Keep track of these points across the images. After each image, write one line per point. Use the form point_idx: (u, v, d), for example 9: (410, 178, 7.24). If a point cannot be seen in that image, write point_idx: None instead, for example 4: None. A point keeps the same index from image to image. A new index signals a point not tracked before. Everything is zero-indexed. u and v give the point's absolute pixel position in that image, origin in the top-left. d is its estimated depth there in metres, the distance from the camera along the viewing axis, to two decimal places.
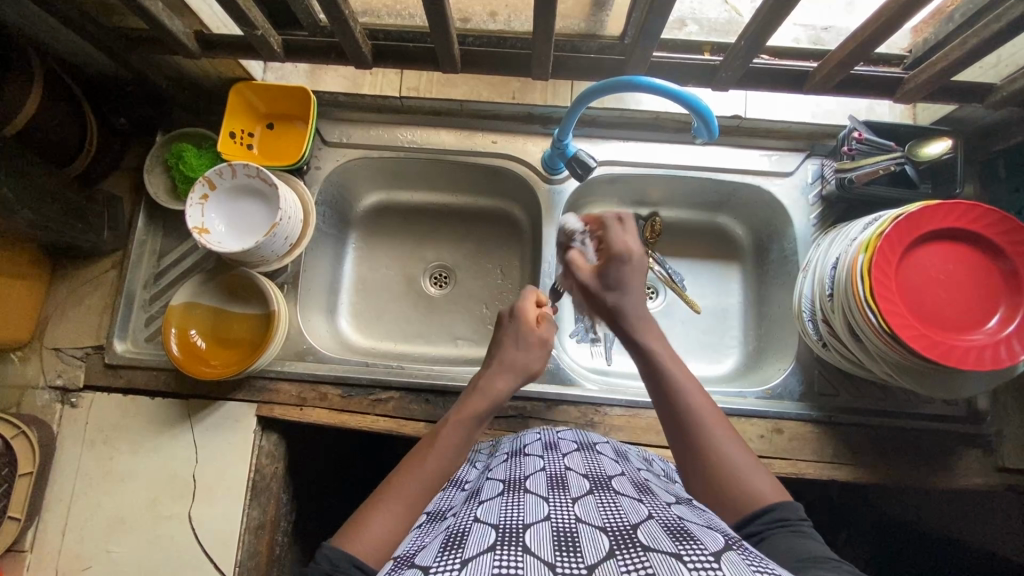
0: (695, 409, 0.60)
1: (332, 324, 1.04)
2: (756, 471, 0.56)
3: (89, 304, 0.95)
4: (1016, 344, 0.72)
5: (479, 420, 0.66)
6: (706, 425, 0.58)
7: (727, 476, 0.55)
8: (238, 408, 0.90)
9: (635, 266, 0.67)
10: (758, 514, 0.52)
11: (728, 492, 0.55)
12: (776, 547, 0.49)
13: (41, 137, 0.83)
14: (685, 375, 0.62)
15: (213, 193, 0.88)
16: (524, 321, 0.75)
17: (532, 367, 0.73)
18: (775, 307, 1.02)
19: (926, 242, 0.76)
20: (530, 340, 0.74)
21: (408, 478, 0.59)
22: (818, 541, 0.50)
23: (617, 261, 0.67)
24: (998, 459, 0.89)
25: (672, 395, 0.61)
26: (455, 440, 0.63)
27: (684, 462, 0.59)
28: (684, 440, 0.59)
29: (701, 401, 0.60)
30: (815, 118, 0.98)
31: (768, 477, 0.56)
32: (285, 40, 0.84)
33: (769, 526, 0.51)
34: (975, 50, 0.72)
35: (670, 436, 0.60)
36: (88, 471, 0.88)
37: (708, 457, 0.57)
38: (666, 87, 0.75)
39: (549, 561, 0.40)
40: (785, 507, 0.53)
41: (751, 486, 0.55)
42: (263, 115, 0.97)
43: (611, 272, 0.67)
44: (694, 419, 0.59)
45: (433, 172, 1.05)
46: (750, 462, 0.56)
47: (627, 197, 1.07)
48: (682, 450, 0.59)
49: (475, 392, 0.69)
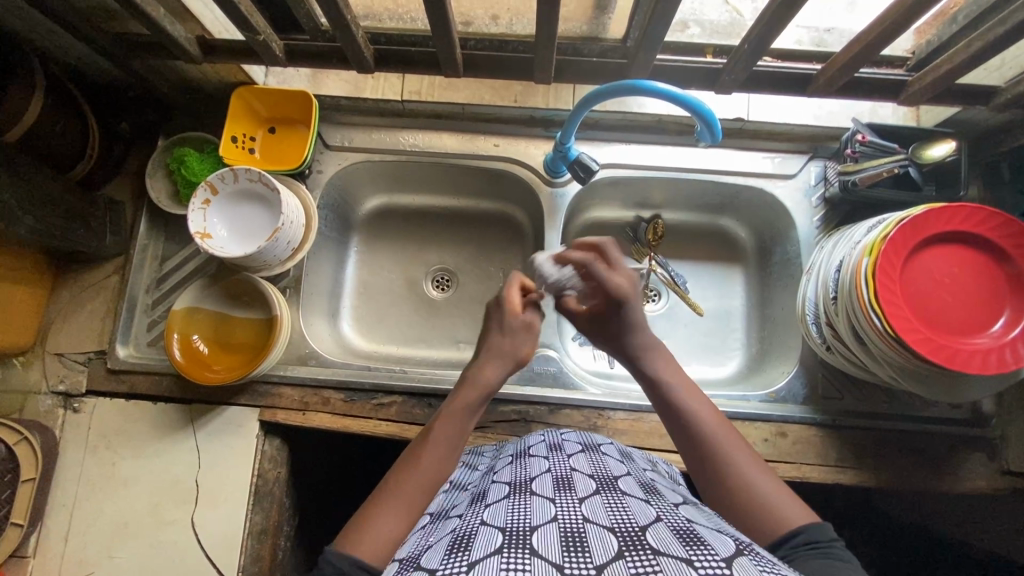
0: (719, 438, 0.60)
1: (334, 328, 1.04)
2: (783, 494, 0.56)
3: (91, 308, 0.95)
4: (1021, 346, 0.72)
5: (470, 412, 0.68)
6: (727, 452, 0.59)
7: (747, 495, 0.56)
8: (241, 412, 0.90)
9: (633, 303, 0.71)
10: (788, 537, 0.52)
11: (756, 516, 0.55)
12: (805, 567, 0.49)
13: (44, 142, 0.83)
14: (704, 406, 0.64)
15: (215, 197, 0.88)
16: (509, 308, 0.74)
17: (521, 351, 0.73)
18: (779, 310, 1.02)
19: (930, 245, 0.76)
20: (513, 326, 0.73)
21: (405, 476, 0.60)
22: (846, 562, 0.50)
23: (618, 305, 0.71)
24: (1003, 463, 0.89)
25: (692, 424, 0.62)
26: (446, 434, 0.64)
27: (709, 488, 0.59)
28: (702, 462, 0.60)
29: (721, 430, 0.61)
30: (818, 120, 0.98)
31: (795, 500, 0.56)
32: (287, 45, 0.84)
33: (797, 550, 0.51)
34: (981, 52, 0.71)
35: (688, 460, 0.62)
36: (91, 476, 0.88)
37: (733, 482, 0.57)
38: (669, 91, 0.74)
39: (557, 563, 0.40)
40: (815, 528, 0.52)
41: (771, 503, 0.55)
42: (264, 119, 0.97)
43: (614, 315, 0.71)
44: (711, 440, 0.60)
45: (434, 175, 1.04)
46: (778, 486, 0.56)
47: (629, 200, 1.06)
48: (706, 476, 0.59)
49: (464, 385, 0.70)
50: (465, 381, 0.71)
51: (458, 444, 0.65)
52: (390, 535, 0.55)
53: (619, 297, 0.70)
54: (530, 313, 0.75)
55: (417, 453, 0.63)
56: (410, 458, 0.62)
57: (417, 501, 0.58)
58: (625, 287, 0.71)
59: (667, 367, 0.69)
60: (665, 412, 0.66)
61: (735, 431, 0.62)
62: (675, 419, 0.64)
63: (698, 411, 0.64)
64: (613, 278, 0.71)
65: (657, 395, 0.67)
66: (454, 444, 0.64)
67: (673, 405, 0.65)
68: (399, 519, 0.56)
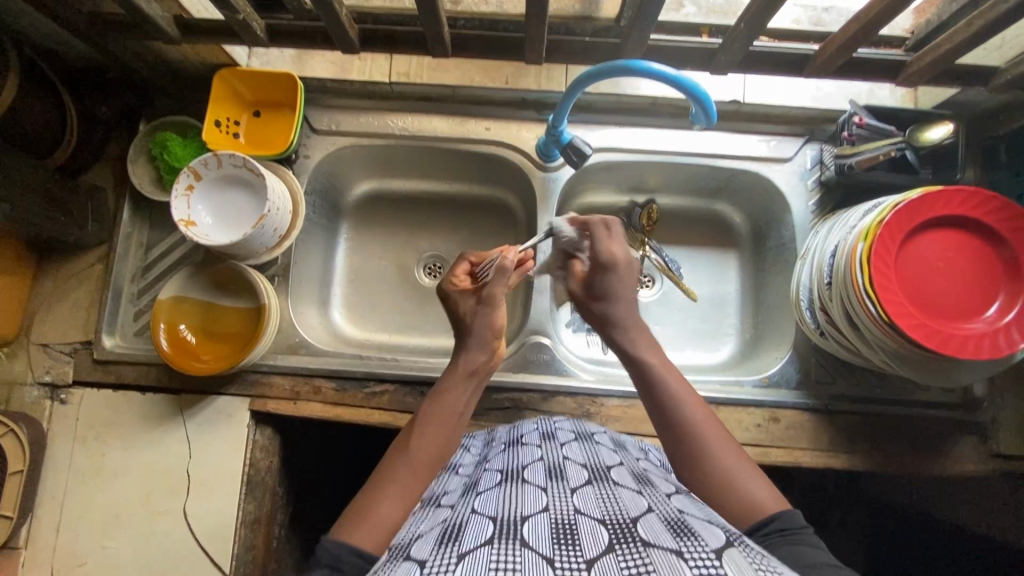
0: (695, 422, 0.60)
1: (325, 317, 1.02)
2: (757, 481, 0.56)
3: (76, 298, 0.93)
4: (1014, 332, 0.71)
5: (459, 393, 0.69)
6: (702, 437, 0.59)
7: (724, 481, 0.56)
8: (231, 402, 0.89)
9: (622, 274, 0.71)
10: (761, 524, 0.52)
11: (729, 502, 0.55)
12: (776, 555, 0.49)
13: (18, 127, 0.80)
14: (682, 388, 0.63)
15: (198, 183, 0.86)
16: (455, 291, 0.76)
17: (495, 322, 0.73)
18: (774, 294, 1.01)
19: (925, 230, 0.75)
20: (472, 305, 0.74)
21: (398, 461, 0.61)
22: (817, 548, 0.50)
23: (604, 270, 0.71)
24: (994, 445, 0.89)
25: (669, 407, 0.62)
26: (438, 415, 0.66)
27: (683, 471, 0.59)
28: (681, 449, 0.59)
29: (697, 413, 0.61)
30: (815, 102, 0.95)
31: (769, 487, 0.56)
32: (269, 24, 0.80)
33: (770, 536, 0.51)
34: (982, 31, 0.70)
35: (668, 450, 0.61)
36: (80, 467, 0.87)
37: (707, 467, 0.57)
38: (665, 72, 0.72)
39: (547, 555, 0.39)
40: (788, 514, 0.52)
41: (745, 492, 0.55)
42: (249, 102, 0.94)
43: (599, 280, 0.72)
44: (688, 424, 0.60)
45: (425, 159, 1.02)
46: (752, 473, 0.56)
47: (624, 183, 1.05)
48: (682, 461, 0.59)
49: (449, 369, 0.72)
50: (454, 362, 0.72)
51: (453, 425, 0.66)
52: (386, 518, 0.55)
53: (607, 263, 0.71)
54: (496, 282, 0.73)
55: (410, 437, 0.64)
56: (406, 443, 0.63)
57: (411, 483, 0.59)
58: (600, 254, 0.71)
59: (648, 345, 0.68)
60: (644, 394, 0.65)
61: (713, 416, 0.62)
62: (654, 401, 0.64)
63: (678, 395, 0.62)
64: (607, 245, 0.71)
65: (639, 375, 0.66)
66: (447, 426, 0.66)
67: (653, 391, 0.64)
68: (395, 502, 0.57)
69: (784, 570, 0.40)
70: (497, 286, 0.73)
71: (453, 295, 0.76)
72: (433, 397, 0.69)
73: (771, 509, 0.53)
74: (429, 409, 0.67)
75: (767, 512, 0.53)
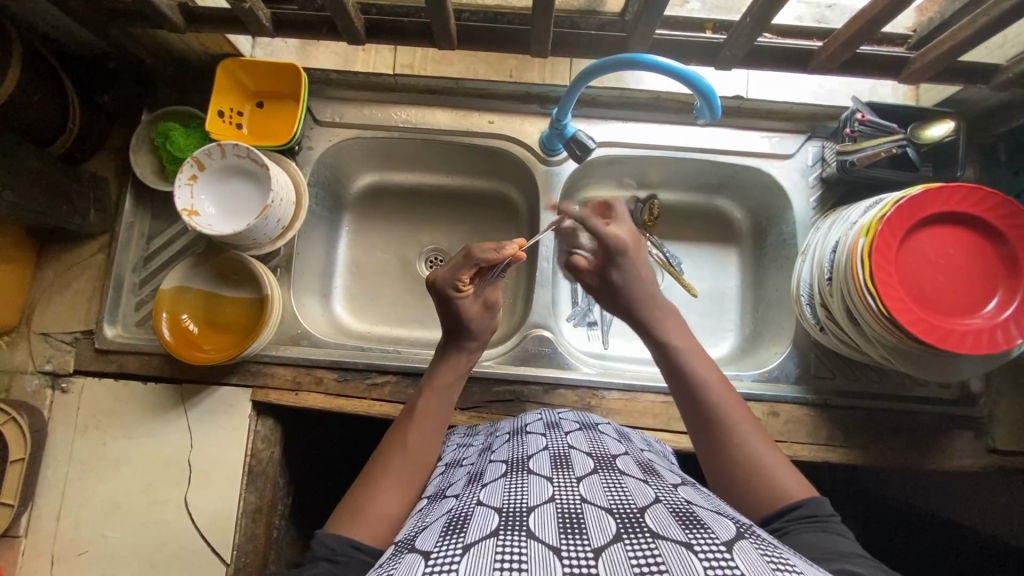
0: (722, 407, 0.61)
1: (327, 309, 1.02)
2: (785, 467, 0.57)
3: (77, 287, 0.93)
4: (1012, 328, 0.72)
5: (451, 389, 0.70)
6: (730, 421, 0.60)
7: (753, 466, 0.57)
8: (233, 392, 0.89)
9: (631, 256, 0.71)
10: (787, 509, 0.53)
11: (756, 486, 0.56)
12: (801, 541, 0.49)
13: (19, 115, 0.80)
14: (710, 372, 0.65)
15: (202, 173, 0.85)
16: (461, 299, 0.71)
17: (490, 325, 0.75)
18: (773, 290, 1.02)
19: (928, 225, 0.75)
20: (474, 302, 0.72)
21: (391, 456, 0.62)
22: (845, 538, 0.50)
23: (615, 254, 0.71)
24: (991, 441, 0.90)
25: (697, 391, 0.63)
26: (431, 411, 0.67)
27: (710, 454, 0.60)
28: (709, 431, 0.61)
29: (722, 397, 0.62)
30: (817, 98, 0.97)
31: (796, 474, 0.57)
32: (274, 14, 0.80)
33: (795, 521, 0.52)
34: (987, 28, 0.70)
35: (694, 433, 0.62)
36: (81, 456, 0.87)
37: (734, 452, 0.58)
38: (671, 66, 0.72)
39: (554, 547, 0.40)
40: (814, 502, 0.53)
41: (778, 479, 0.56)
42: (252, 92, 0.94)
43: (614, 268, 0.72)
44: (715, 410, 0.61)
45: (428, 152, 1.03)
46: (780, 460, 0.58)
47: (625, 178, 1.05)
48: (709, 445, 0.60)
49: (438, 367, 0.73)
50: (444, 358, 0.73)
51: (443, 420, 0.67)
52: (381, 512, 0.56)
53: (617, 246, 0.70)
54: (494, 288, 0.74)
55: (403, 433, 0.64)
56: (400, 438, 0.64)
57: (405, 480, 0.60)
58: (619, 241, 0.70)
59: (677, 330, 0.69)
60: (671, 377, 0.66)
61: (744, 406, 0.63)
62: (682, 384, 0.65)
63: (705, 379, 0.64)
64: (609, 228, 0.71)
65: (665, 359, 0.67)
66: (438, 421, 0.67)
67: (683, 375, 0.65)
68: (389, 496, 0.58)
69: (795, 561, 0.40)
70: (494, 288, 0.74)
71: (459, 301, 0.71)
72: (426, 392, 0.70)
73: (797, 495, 0.54)
74: (423, 403, 0.68)
75: (794, 495, 0.54)
